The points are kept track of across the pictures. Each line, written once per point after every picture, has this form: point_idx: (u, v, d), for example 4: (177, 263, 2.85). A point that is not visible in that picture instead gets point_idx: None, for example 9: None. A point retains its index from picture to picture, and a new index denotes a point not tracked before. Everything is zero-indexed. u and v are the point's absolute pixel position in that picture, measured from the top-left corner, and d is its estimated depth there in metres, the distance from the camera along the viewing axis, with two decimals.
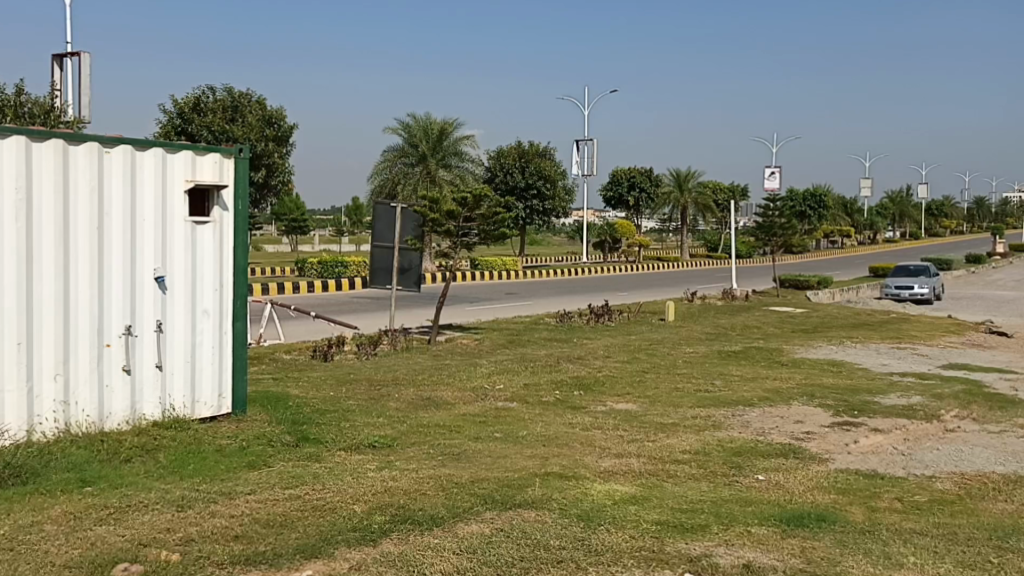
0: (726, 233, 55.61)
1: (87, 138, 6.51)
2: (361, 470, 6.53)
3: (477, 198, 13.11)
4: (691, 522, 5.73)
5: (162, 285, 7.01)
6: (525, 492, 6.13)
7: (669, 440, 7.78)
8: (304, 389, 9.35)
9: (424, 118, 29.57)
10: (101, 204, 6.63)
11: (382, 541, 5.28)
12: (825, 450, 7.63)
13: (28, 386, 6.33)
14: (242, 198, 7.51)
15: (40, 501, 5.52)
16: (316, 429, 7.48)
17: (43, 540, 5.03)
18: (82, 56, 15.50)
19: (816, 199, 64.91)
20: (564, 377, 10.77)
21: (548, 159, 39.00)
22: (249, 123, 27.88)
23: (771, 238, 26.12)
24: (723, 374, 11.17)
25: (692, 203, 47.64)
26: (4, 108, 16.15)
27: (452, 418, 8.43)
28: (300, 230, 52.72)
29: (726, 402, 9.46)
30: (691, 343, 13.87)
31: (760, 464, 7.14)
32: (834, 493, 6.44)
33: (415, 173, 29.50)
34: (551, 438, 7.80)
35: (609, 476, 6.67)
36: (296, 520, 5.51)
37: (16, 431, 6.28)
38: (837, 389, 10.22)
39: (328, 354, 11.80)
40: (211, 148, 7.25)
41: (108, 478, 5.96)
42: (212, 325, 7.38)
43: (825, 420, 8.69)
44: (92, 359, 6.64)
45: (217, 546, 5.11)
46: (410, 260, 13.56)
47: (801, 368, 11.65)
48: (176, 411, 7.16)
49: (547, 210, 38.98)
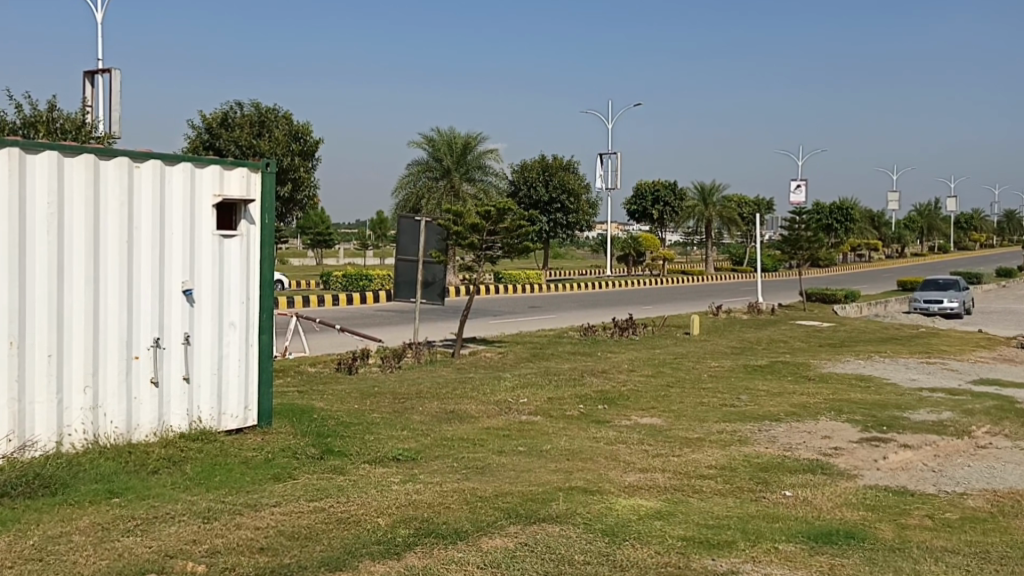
0: (751, 247, 55.38)
1: (117, 153, 6.57)
2: (385, 483, 6.52)
3: (501, 212, 13.12)
4: (717, 539, 5.68)
5: (189, 298, 7.05)
6: (549, 506, 6.11)
7: (694, 455, 7.73)
8: (328, 402, 9.36)
9: (448, 132, 29.65)
10: (131, 218, 6.68)
11: (406, 555, 5.27)
12: (853, 466, 7.55)
13: (58, 398, 6.37)
14: (269, 212, 7.53)
15: (69, 512, 5.55)
16: (340, 442, 7.48)
17: (71, 551, 5.05)
18: (112, 72, 15.66)
19: (843, 212, 64.58)
20: (588, 391, 10.73)
21: (572, 173, 39.00)
22: (276, 138, 28.05)
23: (797, 252, 25.96)
24: (749, 388, 11.10)
25: (717, 216, 47.47)
26: (36, 124, 16.24)
27: (475, 432, 8.41)
28: (325, 243, 53.03)
29: (752, 417, 9.38)
30: (716, 357, 13.78)
31: (787, 480, 7.08)
32: (862, 510, 6.37)
33: (439, 187, 29.58)
34: (575, 452, 7.76)
35: (634, 490, 6.63)
36: (321, 533, 5.51)
37: (45, 443, 6.32)
38: (864, 405, 10.12)
39: (353, 367, 11.81)
40: (238, 163, 7.29)
41: (135, 490, 5.98)
42: (238, 338, 7.41)
43: (853, 435, 8.62)
44: (121, 372, 6.68)
45: (242, 558, 5.11)
46: (433, 273, 13.59)
47: (828, 383, 11.55)
48: (203, 423, 7.18)
49: (570, 224, 38.95)
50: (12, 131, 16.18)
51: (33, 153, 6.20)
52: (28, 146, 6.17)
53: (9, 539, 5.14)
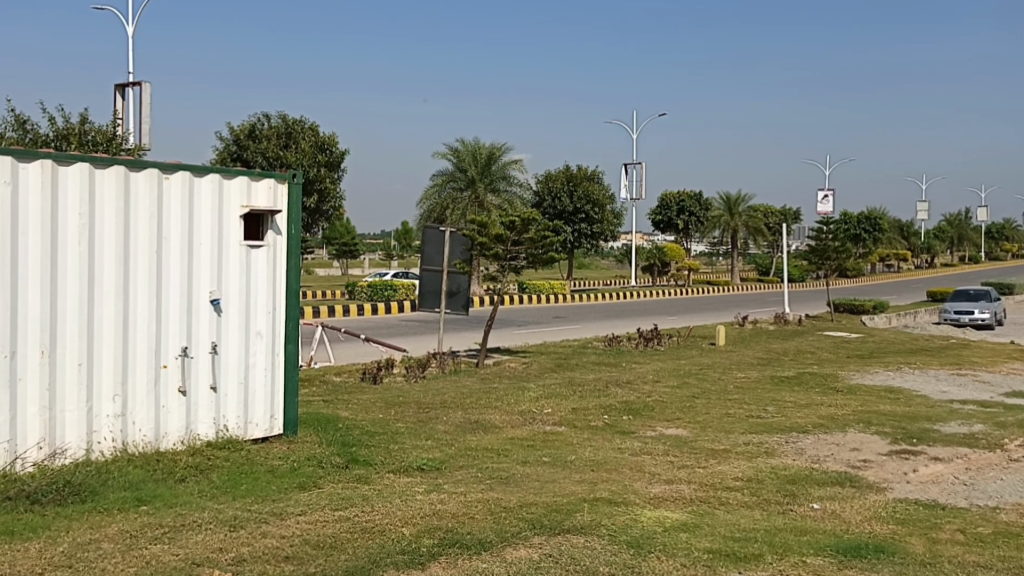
0: (777, 257, 55.06)
1: (147, 164, 6.61)
2: (410, 493, 6.51)
3: (525, 222, 13.07)
4: (744, 551, 5.63)
5: (217, 307, 7.07)
6: (574, 517, 6.07)
7: (720, 467, 7.68)
8: (354, 412, 9.36)
9: (473, 143, 29.70)
10: (160, 229, 6.72)
11: (430, 565, 5.25)
12: (882, 479, 7.47)
13: (88, 406, 6.41)
14: (295, 222, 7.55)
15: (98, 519, 5.57)
16: (365, 451, 7.49)
17: (100, 558, 5.07)
18: (142, 85, 15.80)
19: (871, 222, 64.32)
20: (613, 401, 10.68)
21: (596, 183, 38.97)
22: (302, 149, 28.22)
23: (824, 262, 25.78)
24: (776, 400, 11.02)
25: (743, 226, 47.25)
26: (68, 136, 16.42)
27: (500, 442, 8.39)
28: (351, 254, 53.17)
29: (779, 429, 9.31)
30: (742, 368, 13.70)
31: (815, 493, 7.01)
32: (893, 523, 6.30)
33: (463, 198, 29.62)
34: (600, 463, 7.73)
35: (660, 502, 6.59)
36: (346, 542, 5.50)
37: (75, 451, 6.36)
38: (893, 417, 10.01)
39: (378, 376, 11.84)
40: (265, 174, 7.31)
41: (163, 498, 6.00)
42: (265, 347, 7.42)
43: (882, 448, 8.53)
44: (150, 381, 6.71)
45: (268, 567, 5.12)
46: (458, 283, 13.59)
47: (856, 395, 11.43)
48: (229, 432, 7.20)
49: (595, 233, 38.88)
50: (45, 143, 16.34)
51: (65, 164, 6.25)
52: (61, 158, 6.22)
53: (40, 545, 5.17)
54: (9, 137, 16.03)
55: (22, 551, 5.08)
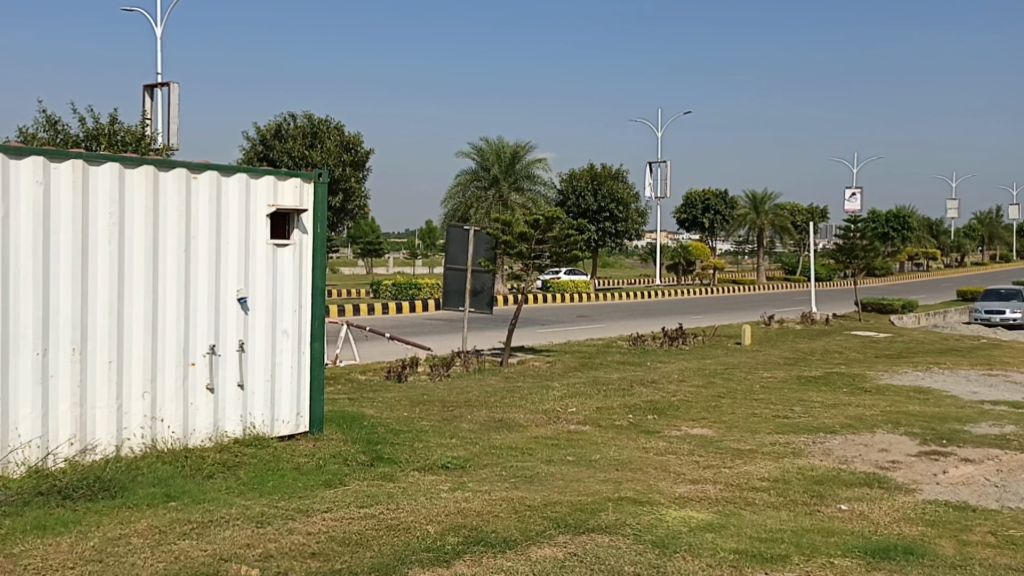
0: (804, 255, 54.71)
1: (176, 164, 6.64)
2: (435, 491, 6.52)
3: (550, 221, 13.05)
4: (770, 552, 5.59)
5: (244, 306, 7.10)
6: (598, 517, 6.05)
7: (746, 467, 7.63)
8: (379, 410, 9.39)
9: (497, 141, 29.69)
10: (188, 228, 6.75)
11: (454, 562, 5.25)
12: (912, 480, 7.41)
13: (118, 403, 6.45)
14: (322, 221, 7.55)
15: (128, 515, 5.61)
16: (390, 449, 7.50)
17: (130, 552, 5.10)
18: (171, 86, 15.90)
19: (900, 221, 63.90)
20: (637, 401, 10.64)
21: (621, 182, 38.88)
22: (328, 149, 28.32)
23: (852, 261, 25.59)
24: (804, 400, 10.95)
25: (770, 225, 46.94)
26: (98, 137, 16.53)
27: (524, 440, 8.37)
28: (376, 254, 53.36)
29: (805, 429, 9.27)
30: (769, 367, 13.62)
31: (843, 493, 6.96)
32: (922, 525, 6.24)
33: (488, 196, 29.64)
34: (624, 463, 7.70)
35: (685, 502, 6.56)
36: (370, 539, 5.51)
37: (105, 446, 6.40)
38: (923, 417, 9.91)
39: (402, 375, 11.87)
40: (292, 173, 7.33)
41: (191, 493, 6.02)
42: (291, 345, 7.44)
43: (912, 449, 8.45)
44: (178, 378, 6.75)
45: (295, 563, 5.13)
46: (482, 281, 13.61)
47: (885, 396, 11.33)
48: (256, 429, 7.23)
49: (619, 232, 38.77)
50: (76, 143, 16.47)
51: (96, 164, 6.29)
52: (91, 158, 6.26)
53: (71, 540, 5.21)
54: (40, 137, 16.16)
55: (53, 546, 5.11)
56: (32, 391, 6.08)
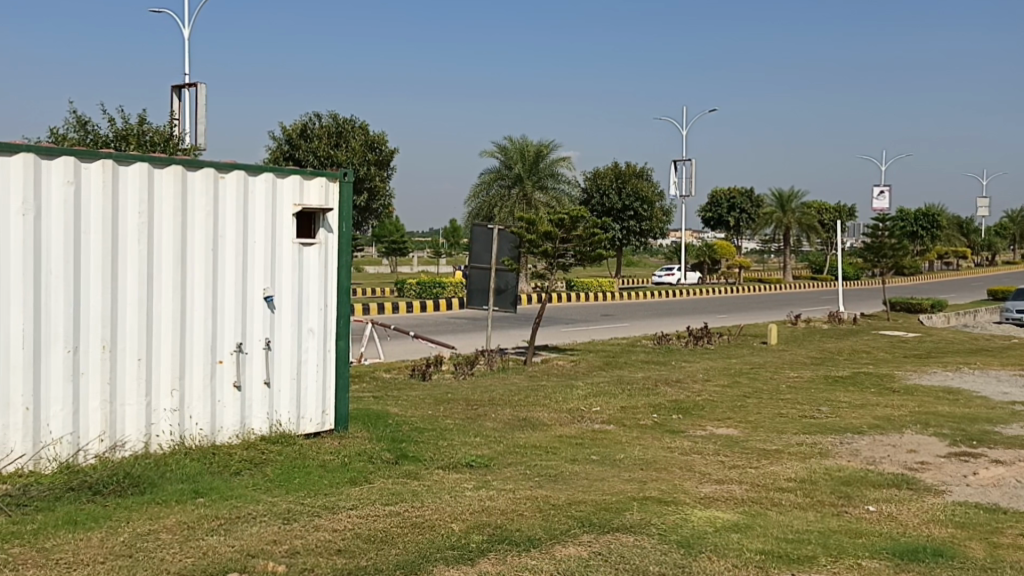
0: (830, 254, 54.28)
1: (204, 164, 6.67)
2: (459, 489, 6.51)
3: (574, 220, 13.00)
4: (797, 553, 5.55)
5: (270, 304, 7.12)
6: (623, 516, 6.02)
7: (773, 467, 7.58)
8: (404, 408, 9.40)
9: (521, 141, 29.67)
10: (216, 228, 6.78)
11: (479, 560, 5.24)
12: (941, 482, 7.33)
13: (147, 400, 6.49)
14: (347, 221, 7.56)
15: (157, 511, 5.63)
16: (415, 447, 7.51)
17: (159, 548, 5.12)
18: (199, 86, 15.97)
19: (929, 219, 63.25)
20: (662, 400, 10.60)
21: (645, 180, 38.76)
22: (353, 148, 28.40)
23: (881, 260, 25.37)
24: (831, 400, 10.87)
25: (796, 224, 46.61)
26: (126, 137, 16.63)
27: (548, 440, 8.35)
28: (400, 252, 53.41)
29: (832, 429, 9.20)
30: (796, 367, 13.53)
31: (871, 495, 6.90)
32: (952, 527, 6.18)
33: (511, 195, 29.61)
34: (649, 462, 7.66)
35: (710, 502, 6.52)
36: (396, 537, 5.51)
37: (135, 443, 6.44)
38: (952, 418, 9.81)
39: (427, 373, 11.88)
40: (317, 173, 7.34)
41: (219, 490, 6.04)
42: (316, 344, 7.46)
43: (941, 450, 8.37)
44: (206, 376, 6.78)
45: (321, 559, 5.14)
46: (506, 280, 13.59)
47: (914, 397, 11.22)
48: (282, 426, 7.25)
49: (643, 231, 38.62)
50: (105, 143, 16.57)
51: (125, 164, 6.33)
52: (120, 158, 6.30)
53: (101, 535, 5.24)
54: (70, 137, 16.28)
55: (84, 541, 5.14)
56: (63, 389, 6.12)
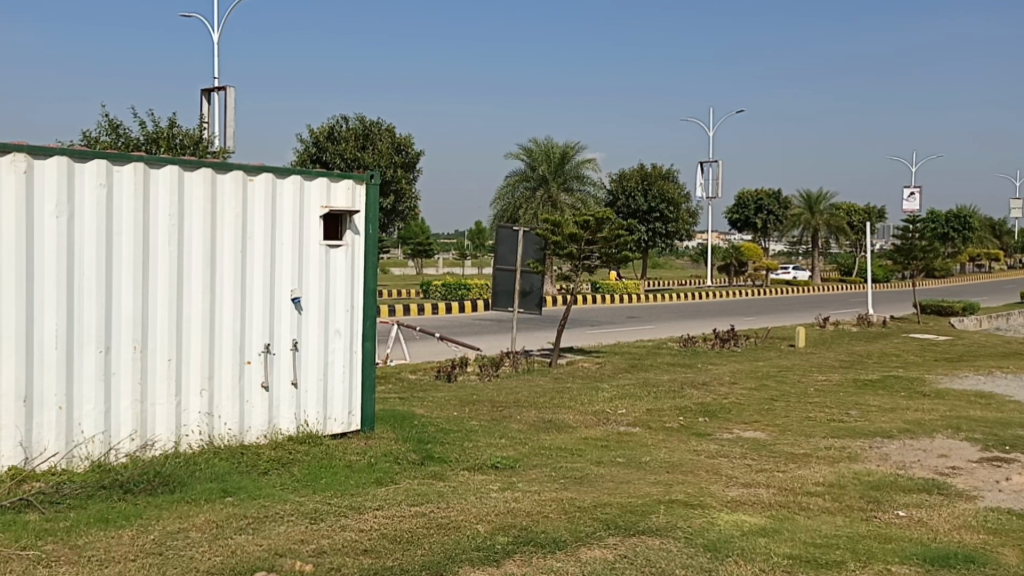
0: (860, 256, 53.86)
1: (233, 167, 6.70)
2: (484, 490, 6.50)
3: (599, 222, 12.93)
4: (826, 558, 5.50)
5: (298, 306, 7.13)
6: (649, 519, 5.99)
7: (801, 472, 7.51)
8: (430, 409, 9.41)
9: (546, 142, 29.66)
10: (245, 230, 6.81)
11: (504, 562, 5.23)
12: (973, 487, 7.24)
13: (177, 400, 6.52)
14: (374, 222, 7.54)
15: (187, 509, 5.65)
16: (440, 448, 7.50)
17: (188, 546, 5.13)
18: (228, 89, 16.07)
19: (960, 220, 62.55)
20: (688, 403, 10.55)
21: (671, 182, 38.62)
22: (380, 150, 28.49)
23: (911, 262, 25.08)
24: (860, 403, 10.77)
25: (825, 225, 46.24)
26: (157, 140, 16.75)
27: (573, 442, 8.33)
28: (426, 254, 53.43)
29: (862, 433, 9.11)
30: (824, 370, 13.44)
31: (900, 500, 6.82)
32: (984, 533, 6.10)
33: (537, 197, 29.58)
34: (675, 465, 7.62)
35: (737, 506, 6.47)
36: (422, 537, 5.50)
37: (165, 442, 6.48)
38: (983, 422, 9.69)
39: (452, 375, 11.89)
40: (344, 175, 7.34)
41: (247, 489, 6.06)
42: (343, 344, 7.45)
43: (972, 455, 8.27)
44: (235, 376, 6.81)
45: (348, 559, 5.14)
46: (531, 283, 13.56)
47: (946, 400, 11.10)
48: (310, 426, 7.26)
49: (670, 233, 38.45)
50: (136, 147, 16.69)
51: (156, 167, 6.38)
52: (152, 161, 6.35)
53: (133, 533, 5.26)
54: (102, 141, 16.40)
55: (115, 539, 5.17)
56: (95, 388, 6.16)
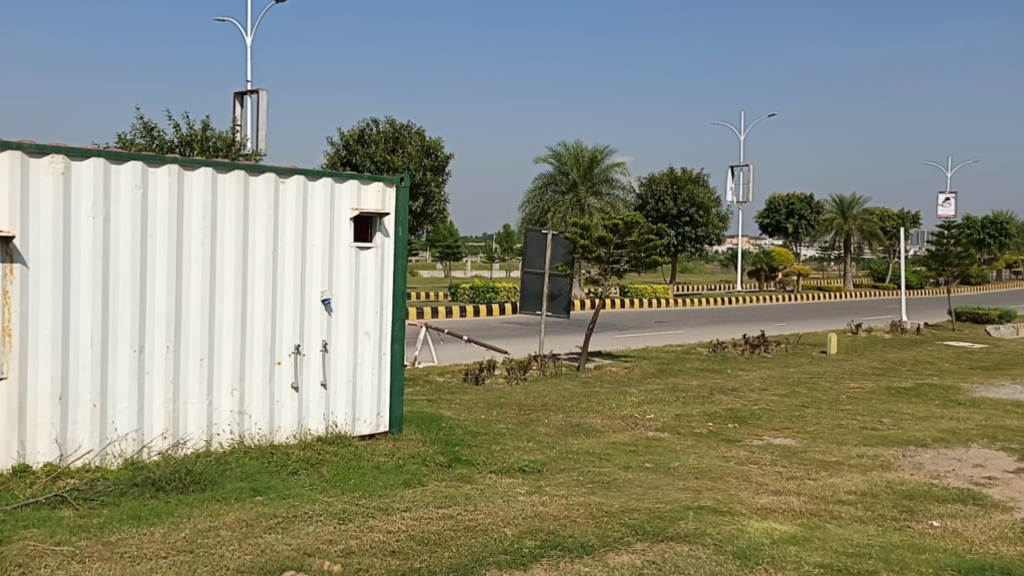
0: (894, 261, 53.26)
1: (265, 168, 6.71)
2: (511, 494, 6.46)
3: (628, 226, 12.88)
4: (857, 567, 5.41)
5: (328, 307, 7.13)
6: (678, 525, 5.93)
7: (832, 480, 7.41)
8: (457, 411, 9.40)
9: (575, 146, 29.56)
10: (276, 231, 6.81)
11: (532, 565, 5.18)
12: (1009, 498, 7.12)
13: (209, 399, 6.54)
14: (403, 225, 7.52)
15: (217, 508, 5.65)
16: (468, 451, 7.47)
17: (218, 545, 5.13)
18: (261, 92, 16.14)
19: (997, 226, 61.63)
20: (717, 409, 10.45)
21: (701, 186, 38.46)
22: (410, 153, 28.56)
23: (946, 268, 24.77)
24: (893, 411, 10.63)
25: (857, 230, 45.84)
26: (191, 142, 16.88)
27: (601, 446, 8.29)
28: (454, 257, 53.41)
29: (895, 441, 8.99)
30: (856, 377, 13.29)
31: (934, 510, 6.72)
32: (1020, 545, 5.99)
33: (565, 201, 29.54)
34: (704, 471, 7.56)
35: (767, 513, 6.40)
36: (449, 539, 5.48)
37: (196, 441, 6.50)
38: (1020, 432, 9.54)
39: (480, 377, 11.88)
40: (374, 177, 7.33)
41: (277, 489, 6.05)
42: (372, 346, 7.43)
43: (1008, 465, 8.14)
44: (265, 376, 6.82)
45: (376, 560, 5.12)
46: (559, 286, 13.50)
47: (981, 409, 10.93)
48: (338, 427, 7.25)
49: (699, 237, 38.29)
50: (170, 149, 16.82)
51: (190, 169, 6.41)
52: (185, 163, 6.38)
53: (164, 531, 5.27)
54: (137, 143, 16.55)
55: (147, 536, 5.18)
56: (129, 387, 6.18)
